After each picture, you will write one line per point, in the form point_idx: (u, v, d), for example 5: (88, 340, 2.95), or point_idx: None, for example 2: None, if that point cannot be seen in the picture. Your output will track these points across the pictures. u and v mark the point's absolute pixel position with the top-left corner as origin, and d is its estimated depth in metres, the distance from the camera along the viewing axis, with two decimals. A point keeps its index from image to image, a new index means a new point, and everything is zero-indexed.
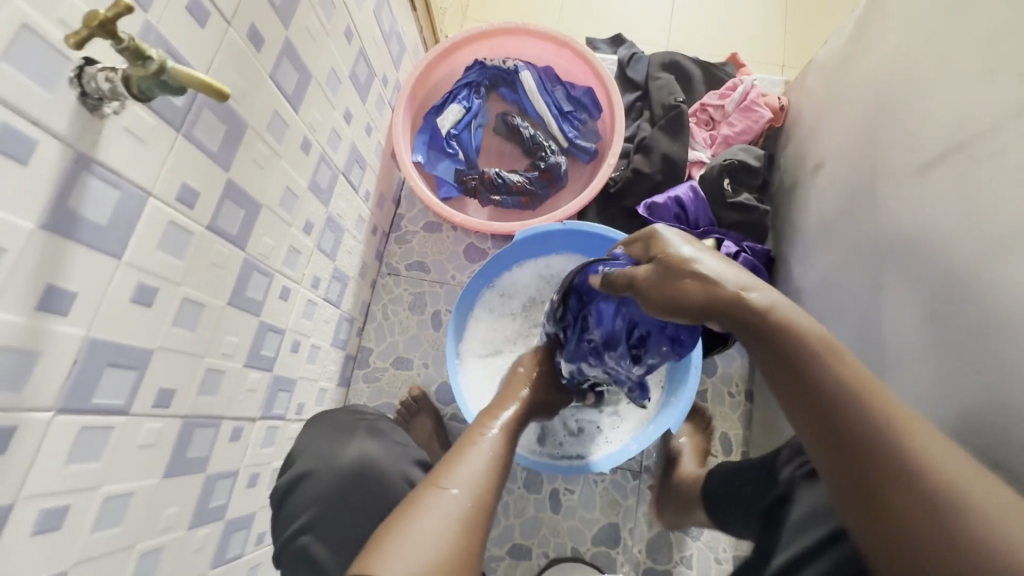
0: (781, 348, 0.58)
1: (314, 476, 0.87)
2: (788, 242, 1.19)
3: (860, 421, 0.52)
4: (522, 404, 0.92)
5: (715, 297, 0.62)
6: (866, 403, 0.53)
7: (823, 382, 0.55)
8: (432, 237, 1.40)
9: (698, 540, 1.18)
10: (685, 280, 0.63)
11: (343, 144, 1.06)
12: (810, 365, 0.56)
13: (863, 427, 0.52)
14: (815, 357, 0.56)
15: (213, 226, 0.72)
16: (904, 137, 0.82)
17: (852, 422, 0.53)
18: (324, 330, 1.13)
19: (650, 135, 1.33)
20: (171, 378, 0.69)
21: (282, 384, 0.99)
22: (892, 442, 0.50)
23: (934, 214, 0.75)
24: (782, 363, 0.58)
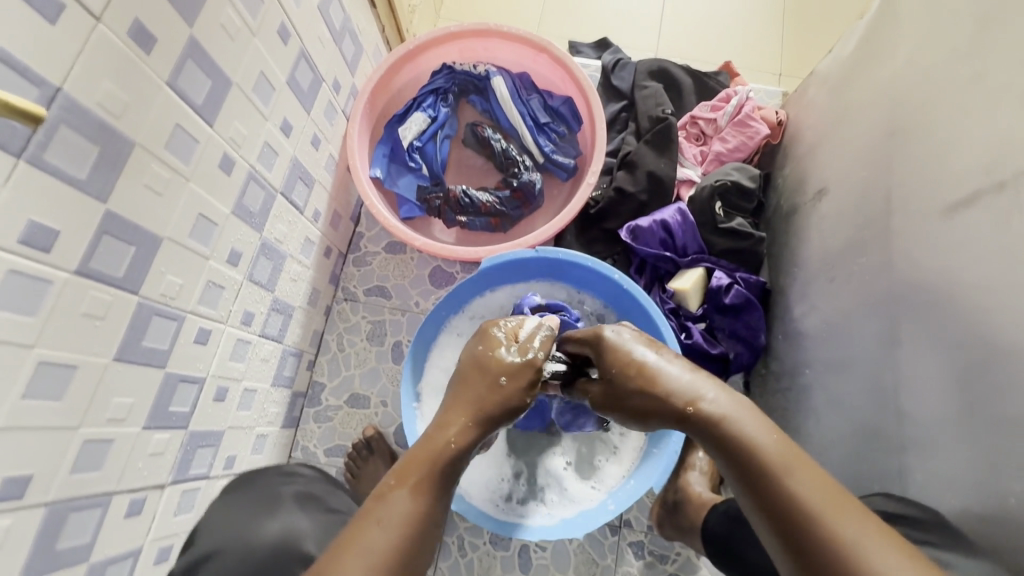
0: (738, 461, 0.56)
1: (220, 557, 0.72)
2: (786, 274, 1.07)
3: (822, 539, 0.48)
4: (472, 410, 0.66)
5: (667, 407, 0.62)
6: (827, 518, 0.49)
7: (784, 489, 0.51)
8: (394, 259, 1.27)
9: None
10: (633, 392, 0.66)
11: (281, 159, 0.92)
12: (768, 474, 0.53)
13: (825, 544, 0.47)
14: (773, 472, 0.53)
15: (87, 270, 0.58)
16: (933, 171, 0.72)
17: (814, 538, 0.48)
18: (261, 370, 1.00)
19: (635, 150, 1.20)
20: (28, 461, 0.56)
21: (203, 439, 0.85)
22: (855, 564, 0.46)
23: (971, 267, 0.65)
24: (739, 473, 0.55)
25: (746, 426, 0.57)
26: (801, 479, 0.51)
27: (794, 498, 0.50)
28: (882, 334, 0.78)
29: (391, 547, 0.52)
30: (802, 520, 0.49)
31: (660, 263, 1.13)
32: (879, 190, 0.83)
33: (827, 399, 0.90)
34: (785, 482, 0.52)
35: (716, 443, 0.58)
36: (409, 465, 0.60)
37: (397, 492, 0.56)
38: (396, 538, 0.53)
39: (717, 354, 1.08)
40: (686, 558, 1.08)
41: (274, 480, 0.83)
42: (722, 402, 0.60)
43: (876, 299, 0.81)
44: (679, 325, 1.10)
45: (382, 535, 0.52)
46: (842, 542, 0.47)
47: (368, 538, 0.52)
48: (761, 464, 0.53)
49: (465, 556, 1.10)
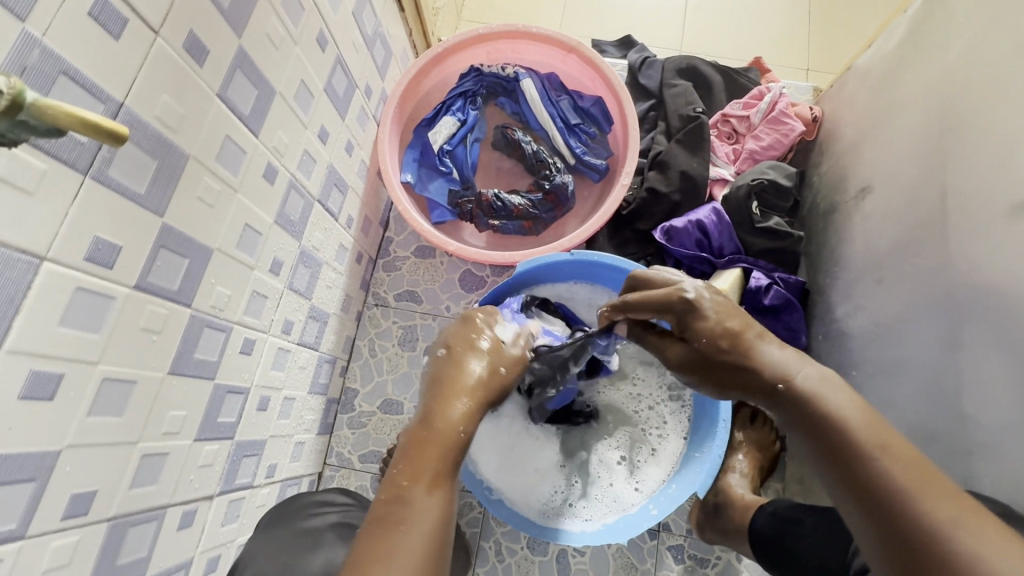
0: (822, 437, 0.54)
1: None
2: (826, 273, 1.05)
3: (906, 513, 0.47)
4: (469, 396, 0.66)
5: (754, 379, 0.61)
6: (911, 491, 0.48)
7: (869, 464, 0.50)
8: (424, 263, 1.26)
9: None
10: (724, 363, 0.62)
11: (318, 166, 0.92)
12: (853, 450, 0.51)
13: (910, 518, 0.47)
14: (861, 449, 0.51)
15: (145, 285, 0.58)
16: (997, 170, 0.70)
17: (899, 512, 0.47)
18: (299, 378, 1.00)
19: (667, 150, 1.19)
20: (92, 479, 0.56)
21: (248, 449, 0.85)
22: (940, 540, 0.45)
23: None
24: (824, 449, 0.54)
25: (835, 402, 0.55)
26: (885, 453, 0.50)
27: (880, 473, 0.49)
28: (938, 335, 0.77)
29: (421, 546, 0.52)
30: (887, 494, 0.48)
31: (696, 264, 1.12)
32: (932, 189, 0.81)
33: (876, 401, 0.88)
34: (868, 458, 0.50)
35: (800, 419, 0.57)
36: (420, 462, 0.59)
37: (416, 489, 0.56)
38: (423, 538, 0.53)
39: None
40: (726, 562, 1.07)
41: (305, 513, 0.81)
42: (811, 376, 0.58)
43: (931, 300, 0.79)
44: None
45: (410, 536, 0.52)
46: (929, 517, 0.46)
47: (396, 542, 0.52)
48: (845, 440, 0.52)
49: (503, 561, 1.09)
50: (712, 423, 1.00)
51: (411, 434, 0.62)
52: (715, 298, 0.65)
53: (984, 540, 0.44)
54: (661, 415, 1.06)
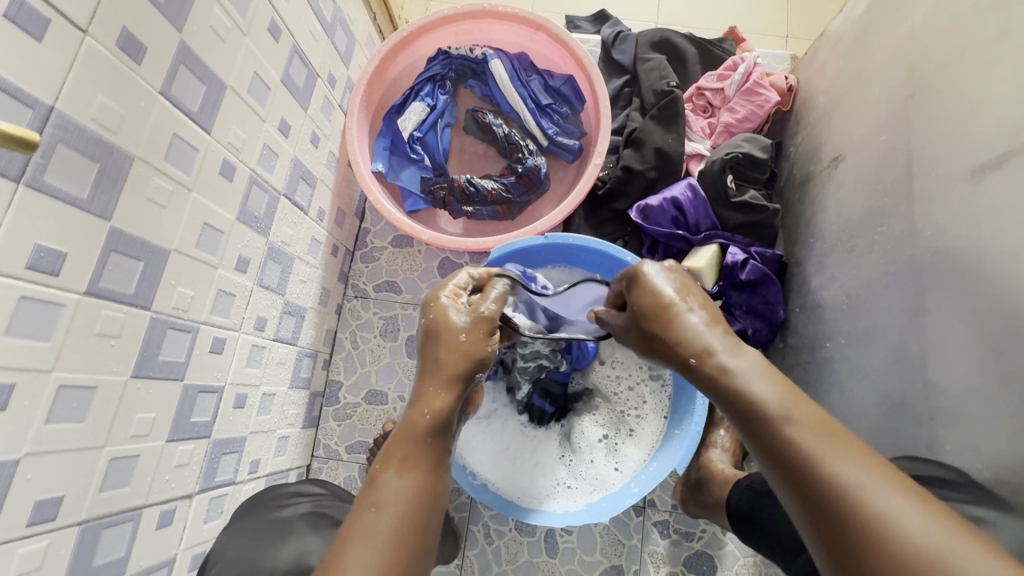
0: (739, 409, 0.53)
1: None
2: (802, 246, 1.04)
3: (817, 479, 0.45)
4: (439, 374, 0.64)
5: (678, 355, 0.59)
6: (819, 456, 0.46)
7: (784, 437, 0.48)
8: (402, 253, 1.25)
9: None
10: (655, 332, 0.63)
11: (281, 160, 0.90)
12: (764, 420, 0.50)
13: (826, 490, 0.44)
14: (771, 419, 0.49)
15: (97, 290, 0.58)
16: (963, 135, 0.69)
17: (814, 485, 0.45)
18: (278, 373, 1.00)
19: (642, 127, 1.17)
20: (58, 485, 0.56)
21: (228, 447, 0.86)
22: (852, 506, 0.43)
23: (1004, 233, 0.62)
24: (741, 422, 0.52)
25: (750, 377, 0.53)
26: (794, 420, 0.49)
27: (794, 447, 0.47)
28: (905, 304, 0.77)
29: (396, 524, 0.51)
30: (802, 466, 0.46)
31: (672, 242, 1.11)
32: (901, 156, 0.80)
33: (850, 372, 0.88)
34: (777, 427, 0.49)
35: (719, 393, 0.55)
36: (394, 446, 0.58)
37: (387, 476, 0.55)
38: (393, 520, 0.51)
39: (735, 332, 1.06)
40: (711, 535, 1.08)
41: (276, 504, 0.82)
42: (727, 352, 0.56)
43: (900, 269, 0.78)
44: None
45: (379, 519, 0.51)
46: (843, 488, 0.44)
47: (369, 524, 0.50)
48: (759, 415, 0.50)
49: (492, 544, 1.11)
50: (688, 404, 1.01)
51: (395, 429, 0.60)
52: (670, 278, 0.66)
53: (903, 508, 0.42)
54: (640, 396, 1.07)
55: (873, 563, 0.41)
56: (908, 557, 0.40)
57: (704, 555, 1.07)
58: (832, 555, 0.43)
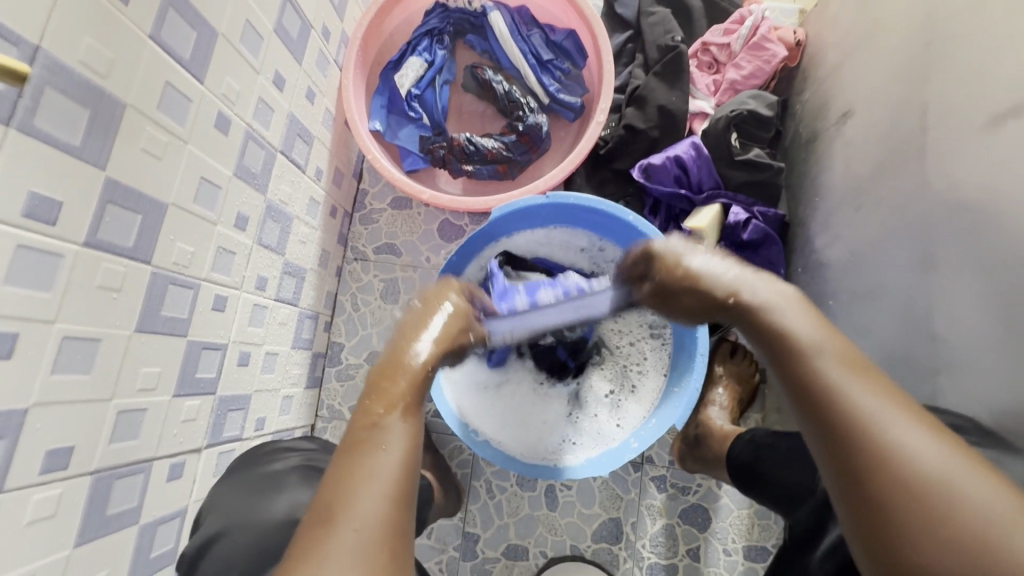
0: (772, 343, 0.55)
1: (228, 538, 0.70)
2: (806, 205, 1.04)
3: (834, 404, 0.47)
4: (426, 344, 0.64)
5: (711, 296, 0.62)
6: (838, 385, 0.48)
7: (816, 369, 0.50)
8: (401, 215, 1.24)
9: (726, 542, 1.09)
10: (683, 290, 0.66)
11: (276, 115, 0.88)
12: (794, 351, 0.52)
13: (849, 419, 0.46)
14: (800, 351, 0.51)
15: (95, 242, 0.57)
16: (979, 86, 0.68)
17: (837, 414, 0.47)
18: (281, 334, 1.00)
19: (645, 84, 1.14)
20: (68, 434, 0.57)
21: (234, 405, 0.87)
22: (862, 428, 0.45)
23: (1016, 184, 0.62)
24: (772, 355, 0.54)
25: (789, 317, 0.55)
26: (822, 353, 0.50)
27: (823, 379, 0.49)
28: (913, 260, 0.77)
29: (401, 467, 0.51)
30: (829, 395, 0.48)
31: (674, 202, 1.10)
32: (913, 111, 0.79)
33: (853, 330, 0.88)
34: (804, 357, 0.51)
35: (754, 330, 0.57)
36: (388, 390, 0.58)
37: (390, 418, 0.55)
38: (401, 454, 0.52)
39: None
40: (707, 488, 1.11)
41: (268, 458, 0.82)
42: (769, 296, 0.58)
43: (907, 225, 0.78)
44: None
45: (389, 459, 0.51)
46: (866, 418, 0.45)
47: (373, 464, 0.50)
48: (793, 348, 0.52)
49: (494, 498, 1.14)
50: (690, 360, 1.02)
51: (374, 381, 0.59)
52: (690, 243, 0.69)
53: (923, 443, 0.43)
54: (641, 351, 1.09)
55: (871, 479, 0.43)
56: (919, 484, 0.41)
57: (700, 508, 1.10)
58: (842, 477, 0.45)
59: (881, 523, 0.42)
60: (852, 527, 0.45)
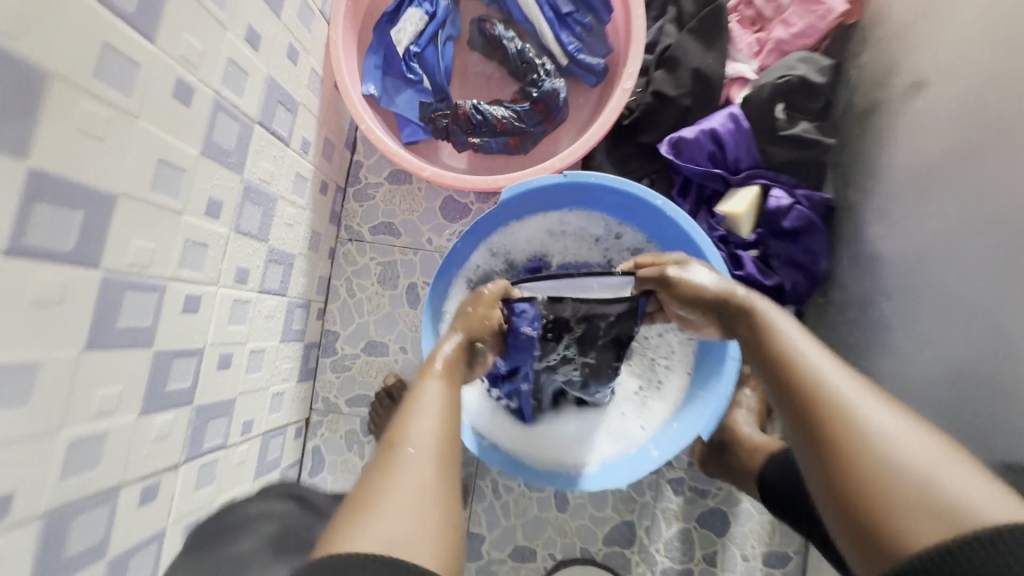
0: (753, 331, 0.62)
1: None
2: (857, 188, 0.91)
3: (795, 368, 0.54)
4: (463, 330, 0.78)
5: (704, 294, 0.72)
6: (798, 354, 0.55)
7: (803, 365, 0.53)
8: (400, 191, 1.12)
9: (745, 548, 1.03)
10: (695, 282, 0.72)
11: (252, 79, 0.75)
12: (765, 333, 0.60)
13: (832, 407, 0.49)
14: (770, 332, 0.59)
15: (21, 248, 0.46)
16: None
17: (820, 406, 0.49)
18: (267, 328, 0.90)
19: (677, 43, 1.00)
20: (7, 478, 0.48)
21: (214, 412, 0.79)
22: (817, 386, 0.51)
23: None
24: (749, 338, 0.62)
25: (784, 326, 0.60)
26: (786, 331, 0.58)
27: (784, 349, 0.56)
28: (992, 264, 0.66)
29: (443, 404, 0.64)
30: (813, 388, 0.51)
31: (707, 182, 0.98)
32: (1007, 83, 0.66)
33: (907, 335, 0.78)
34: (771, 335, 0.59)
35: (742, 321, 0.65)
36: (431, 364, 0.71)
37: (435, 382, 0.67)
38: (437, 415, 0.62)
39: (771, 287, 0.95)
40: (727, 492, 1.04)
41: (231, 532, 0.72)
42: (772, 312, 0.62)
43: (988, 222, 0.67)
44: (728, 255, 0.97)
45: (433, 398, 0.64)
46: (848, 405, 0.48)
47: (419, 412, 0.62)
48: (782, 351, 0.56)
49: (500, 498, 1.08)
50: (719, 363, 0.93)
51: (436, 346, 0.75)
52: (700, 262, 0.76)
53: (876, 409, 0.48)
54: (670, 344, 0.99)
55: (822, 427, 0.49)
56: (859, 441, 0.46)
57: (719, 512, 1.04)
58: (813, 455, 0.49)
59: (827, 462, 0.47)
60: (832, 515, 0.47)
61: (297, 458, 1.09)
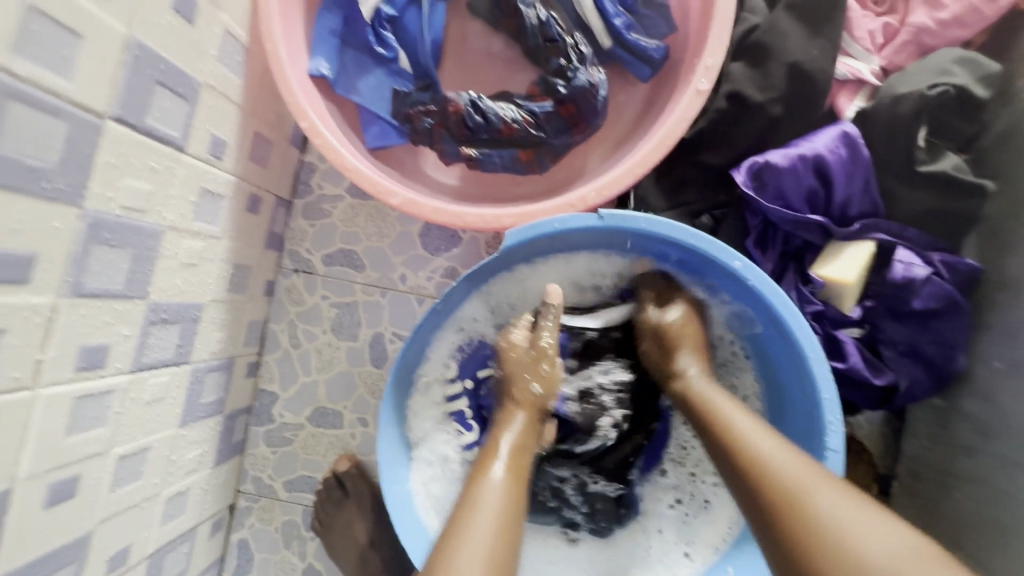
0: (718, 440, 0.56)
1: None
2: (1018, 252, 0.61)
3: (770, 481, 0.49)
4: (530, 408, 0.61)
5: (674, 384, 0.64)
6: (765, 462, 0.51)
7: (755, 473, 0.51)
8: (366, 208, 0.82)
9: None
10: (678, 343, 0.65)
11: (92, 47, 0.45)
12: (733, 448, 0.54)
13: (774, 525, 0.48)
14: (739, 445, 0.53)
15: None
16: None
17: (752, 499, 0.50)
18: (150, 418, 0.61)
19: (766, 24, 0.69)
20: None
21: (47, 567, 0.52)
22: (803, 503, 0.47)
23: None
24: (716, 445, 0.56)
25: (741, 421, 0.56)
26: (756, 440, 0.53)
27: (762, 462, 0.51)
28: None
29: (505, 503, 0.52)
30: (756, 492, 0.50)
31: (799, 232, 0.69)
32: None
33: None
34: (741, 445, 0.53)
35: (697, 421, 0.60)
36: (492, 449, 0.57)
37: (493, 476, 0.54)
38: (493, 534, 0.49)
39: (880, 387, 0.68)
40: None
41: None
42: (730, 404, 0.58)
43: None
44: (821, 335, 0.70)
45: (490, 498, 0.52)
46: (825, 545, 0.44)
47: (467, 528, 0.50)
48: (763, 470, 0.50)
49: None
50: None
51: (495, 428, 0.60)
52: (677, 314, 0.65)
53: (867, 529, 0.44)
54: None
55: (818, 556, 0.44)
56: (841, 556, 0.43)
57: None
58: None
59: None
60: None
61: (216, 557, 0.83)
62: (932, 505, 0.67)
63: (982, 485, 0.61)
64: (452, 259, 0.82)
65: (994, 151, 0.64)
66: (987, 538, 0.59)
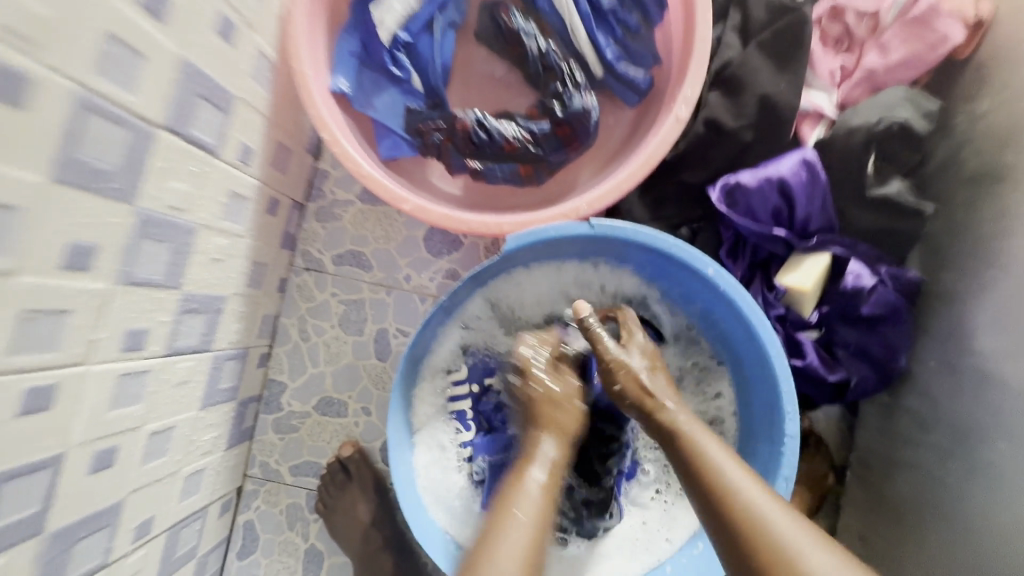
0: (682, 460, 0.55)
1: None
2: (953, 268, 0.71)
3: (736, 508, 0.50)
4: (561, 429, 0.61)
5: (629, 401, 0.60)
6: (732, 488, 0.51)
7: (722, 499, 0.51)
8: (374, 213, 0.89)
9: None
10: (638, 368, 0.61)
11: (155, 68, 0.51)
12: (700, 470, 0.53)
13: (738, 549, 0.49)
14: (706, 468, 0.53)
15: None
16: None
17: (719, 525, 0.51)
18: (176, 399, 0.67)
19: (741, 60, 0.78)
20: None
21: (87, 529, 0.57)
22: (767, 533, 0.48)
23: None
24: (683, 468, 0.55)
25: (707, 443, 0.55)
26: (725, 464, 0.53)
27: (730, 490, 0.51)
28: None
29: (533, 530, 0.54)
30: (724, 519, 0.50)
31: (766, 244, 0.78)
32: None
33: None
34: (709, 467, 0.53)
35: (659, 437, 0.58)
36: (522, 470, 0.59)
37: (525, 497, 0.56)
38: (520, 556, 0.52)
39: (833, 382, 0.76)
40: None
41: None
42: (688, 419, 0.57)
43: None
44: (784, 337, 0.78)
45: (520, 524, 0.54)
46: (789, 574, 0.47)
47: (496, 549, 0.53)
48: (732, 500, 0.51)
49: None
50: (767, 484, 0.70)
51: (534, 429, 0.62)
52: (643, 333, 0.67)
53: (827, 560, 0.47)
54: None
55: None
56: None
57: None
58: None
59: None
60: None
61: (223, 537, 0.88)
62: (879, 490, 0.76)
63: (917, 470, 0.70)
64: (453, 262, 0.89)
65: (941, 179, 0.74)
66: (919, 517, 0.68)
